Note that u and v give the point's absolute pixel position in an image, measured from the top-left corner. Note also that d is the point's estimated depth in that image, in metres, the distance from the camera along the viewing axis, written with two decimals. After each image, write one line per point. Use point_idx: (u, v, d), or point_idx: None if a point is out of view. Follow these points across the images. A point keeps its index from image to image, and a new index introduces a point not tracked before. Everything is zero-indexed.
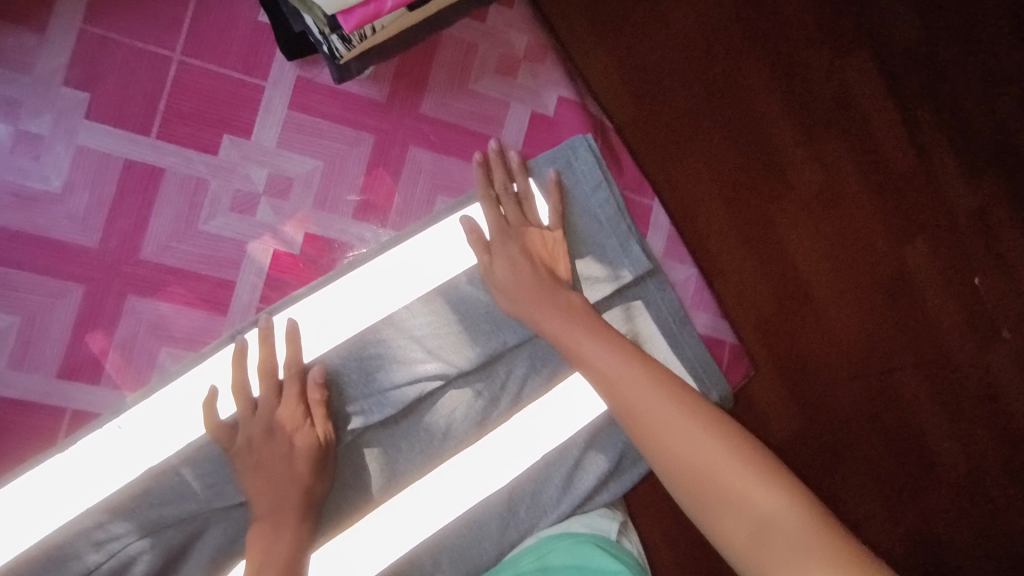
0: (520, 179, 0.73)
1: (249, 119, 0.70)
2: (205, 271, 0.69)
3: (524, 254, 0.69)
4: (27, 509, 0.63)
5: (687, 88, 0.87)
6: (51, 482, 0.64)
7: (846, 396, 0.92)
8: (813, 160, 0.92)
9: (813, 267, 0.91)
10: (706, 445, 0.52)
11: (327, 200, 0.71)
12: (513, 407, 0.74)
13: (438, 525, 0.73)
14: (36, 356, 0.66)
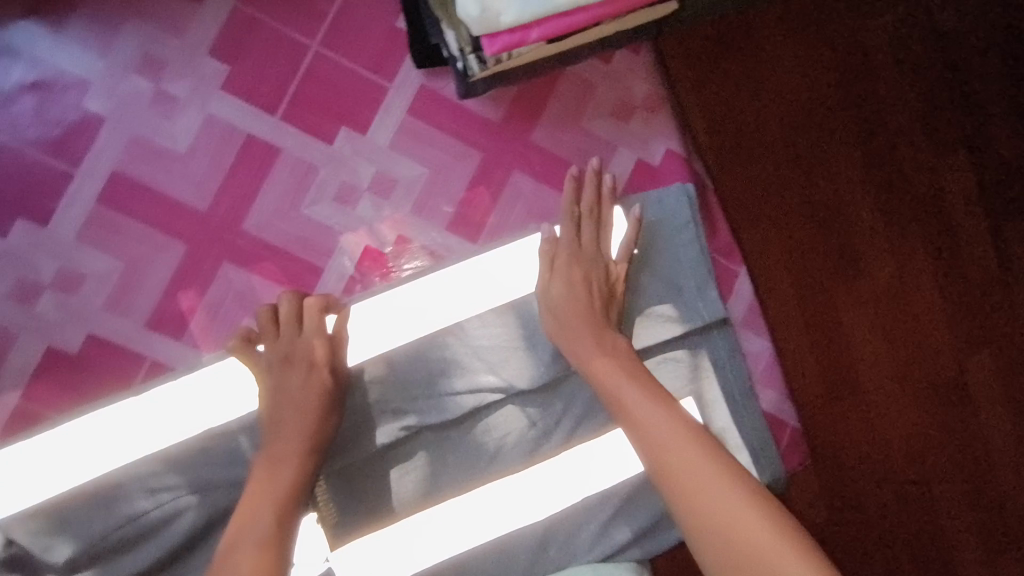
0: (603, 210, 0.74)
1: (369, 116, 0.72)
2: (299, 253, 0.71)
3: (584, 283, 0.70)
4: (94, 445, 0.66)
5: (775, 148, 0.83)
6: (119, 423, 0.66)
7: (879, 499, 0.88)
8: (892, 252, 0.87)
9: (869, 359, 0.88)
10: (744, 516, 0.54)
11: (424, 207, 0.73)
12: (566, 442, 0.75)
13: (471, 544, 0.73)
14: (128, 303, 0.68)
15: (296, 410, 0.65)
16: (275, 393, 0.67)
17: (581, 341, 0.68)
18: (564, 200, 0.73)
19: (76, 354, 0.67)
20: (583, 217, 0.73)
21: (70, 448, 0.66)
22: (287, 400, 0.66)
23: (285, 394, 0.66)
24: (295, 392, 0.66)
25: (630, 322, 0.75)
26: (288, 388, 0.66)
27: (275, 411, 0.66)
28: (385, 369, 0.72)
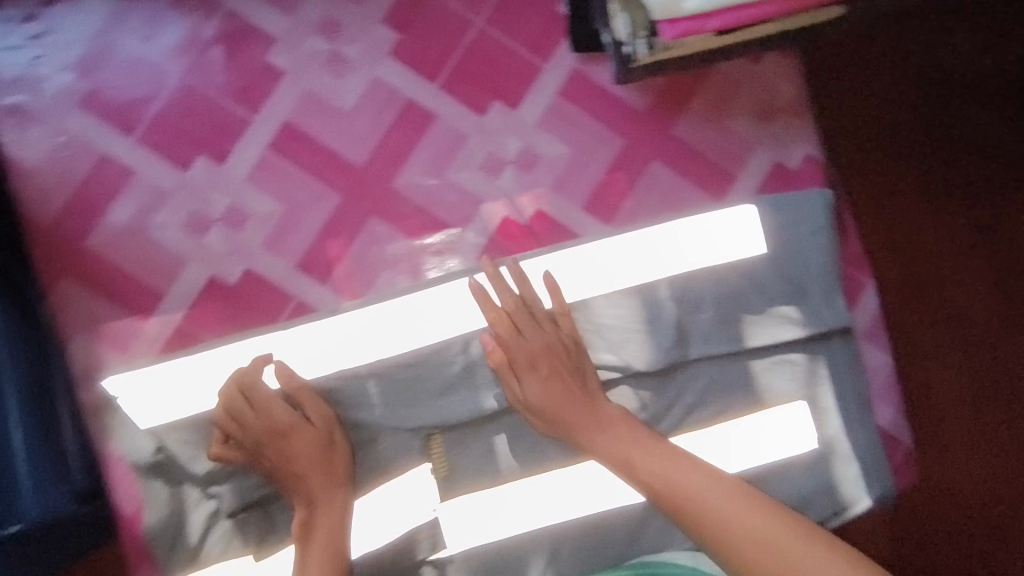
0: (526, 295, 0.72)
1: (521, 92, 0.75)
2: (442, 216, 0.74)
3: (553, 374, 0.70)
4: (239, 372, 0.71)
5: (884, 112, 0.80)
6: (263, 354, 0.71)
7: (971, 554, 0.81)
8: (1004, 265, 0.81)
9: (983, 399, 0.81)
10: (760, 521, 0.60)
11: (564, 185, 0.76)
12: (675, 428, 0.77)
13: (572, 516, 0.75)
14: (283, 245, 0.73)
15: (296, 453, 0.69)
16: (266, 451, 0.69)
17: (586, 426, 0.69)
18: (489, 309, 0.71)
19: (234, 286, 0.73)
20: (520, 318, 0.71)
21: (217, 371, 0.71)
22: (278, 450, 0.69)
23: (283, 445, 0.69)
24: (288, 443, 0.69)
25: (751, 320, 0.77)
26: (279, 445, 0.69)
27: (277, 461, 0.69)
28: (374, 417, 0.72)
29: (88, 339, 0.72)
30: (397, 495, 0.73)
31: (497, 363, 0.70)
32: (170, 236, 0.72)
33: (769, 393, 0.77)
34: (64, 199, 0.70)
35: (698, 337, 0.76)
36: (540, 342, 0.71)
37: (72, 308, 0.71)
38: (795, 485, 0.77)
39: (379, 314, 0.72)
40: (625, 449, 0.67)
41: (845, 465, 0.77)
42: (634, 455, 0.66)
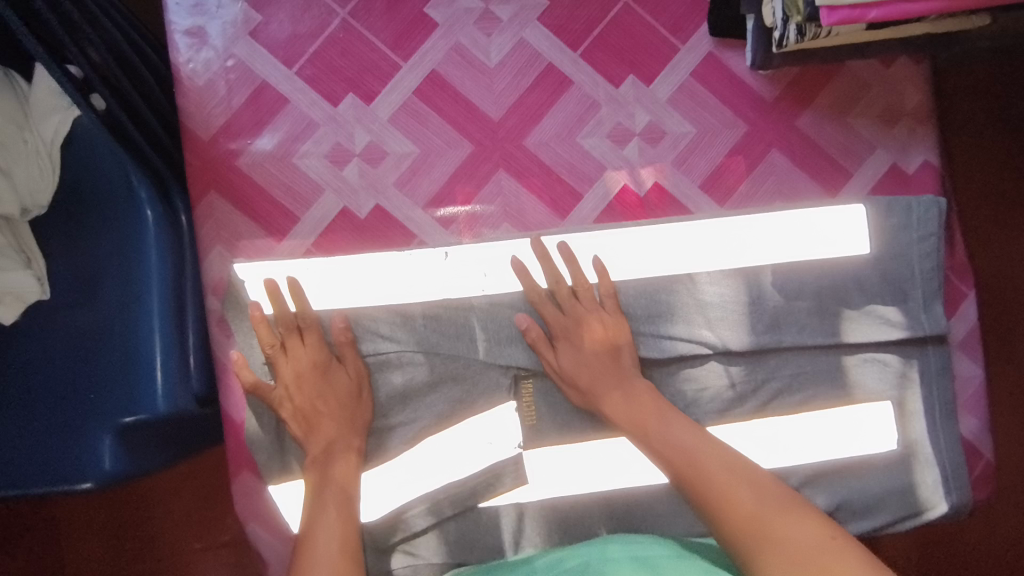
0: (575, 279, 0.77)
1: (656, 70, 0.79)
2: (566, 177, 0.78)
3: (588, 347, 0.76)
4: (356, 287, 0.76)
5: (998, 136, 0.98)
6: (378, 278, 0.76)
7: None
8: None
9: None
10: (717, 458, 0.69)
11: (684, 162, 0.79)
12: (758, 411, 0.79)
13: (649, 482, 0.78)
14: (413, 185, 0.77)
15: (327, 399, 0.75)
16: (304, 388, 0.76)
17: (611, 390, 0.75)
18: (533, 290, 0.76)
19: (363, 219, 0.77)
20: (562, 298, 0.77)
21: (338, 286, 0.76)
22: (316, 390, 0.76)
23: (317, 390, 0.76)
24: (322, 390, 0.76)
25: (849, 316, 0.78)
26: (311, 388, 0.76)
27: (311, 404, 0.76)
28: (401, 379, 0.77)
29: (223, 252, 0.75)
30: (486, 435, 0.77)
31: (531, 336, 0.75)
32: (311, 164, 0.76)
33: (858, 388, 0.79)
34: (222, 118, 0.75)
35: (792, 325, 0.78)
36: (571, 324, 0.77)
37: (212, 221, 0.75)
38: (869, 480, 0.79)
39: (492, 254, 0.77)
40: (661, 433, 0.72)
41: (926, 469, 0.79)
42: (669, 441, 0.71)
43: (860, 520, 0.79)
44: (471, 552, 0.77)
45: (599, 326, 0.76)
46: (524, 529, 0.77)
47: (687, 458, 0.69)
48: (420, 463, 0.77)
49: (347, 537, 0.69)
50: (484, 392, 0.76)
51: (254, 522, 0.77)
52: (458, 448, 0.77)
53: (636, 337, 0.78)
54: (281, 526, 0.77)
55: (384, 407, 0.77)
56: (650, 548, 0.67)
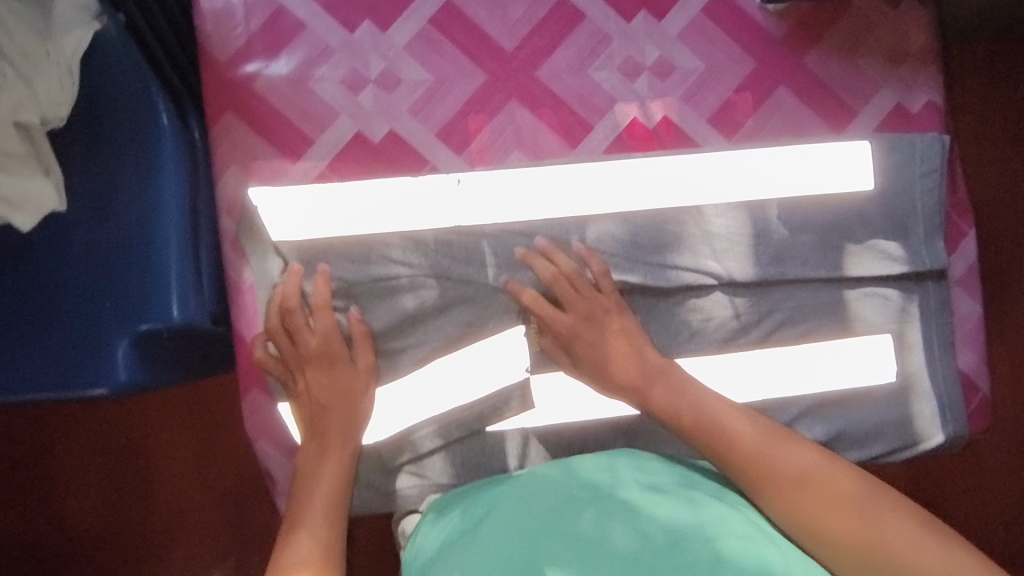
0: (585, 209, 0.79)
1: (667, 5, 0.80)
2: (577, 108, 0.79)
3: (593, 326, 0.77)
4: (369, 210, 0.76)
5: (1002, 87, 1.00)
6: (393, 201, 0.77)
7: None
8: None
9: None
10: (713, 411, 0.72)
11: (693, 97, 0.80)
12: (761, 341, 0.81)
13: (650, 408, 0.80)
14: (427, 113, 0.78)
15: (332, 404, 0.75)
16: (314, 390, 0.77)
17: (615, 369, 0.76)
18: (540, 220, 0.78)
19: (377, 143, 0.78)
20: (571, 227, 0.78)
21: (348, 210, 0.76)
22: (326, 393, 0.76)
23: (325, 394, 0.76)
24: (328, 393, 0.76)
25: (851, 251, 0.80)
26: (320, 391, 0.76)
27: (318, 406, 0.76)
28: (412, 303, 0.77)
29: (238, 173, 0.76)
30: (493, 359, 0.79)
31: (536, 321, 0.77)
32: (327, 89, 0.77)
33: (858, 321, 0.81)
34: (238, 41, 0.76)
35: (795, 258, 0.80)
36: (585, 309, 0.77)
37: (227, 142, 0.76)
38: (866, 410, 0.82)
39: (503, 182, 0.78)
40: (667, 402, 0.73)
41: (924, 402, 0.81)
42: (676, 410, 0.73)
43: (859, 447, 0.82)
44: (478, 473, 0.79)
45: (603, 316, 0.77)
46: (529, 451, 0.79)
47: (695, 427, 0.71)
48: (428, 386, 0.79)
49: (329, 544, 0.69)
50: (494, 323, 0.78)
51: (264, 438, 0.80)
52: (466, 373, 0.79)
53: (643, 266, 0.79)
54: (291, 444, 0.80)
55: (393, 330, 0.78)
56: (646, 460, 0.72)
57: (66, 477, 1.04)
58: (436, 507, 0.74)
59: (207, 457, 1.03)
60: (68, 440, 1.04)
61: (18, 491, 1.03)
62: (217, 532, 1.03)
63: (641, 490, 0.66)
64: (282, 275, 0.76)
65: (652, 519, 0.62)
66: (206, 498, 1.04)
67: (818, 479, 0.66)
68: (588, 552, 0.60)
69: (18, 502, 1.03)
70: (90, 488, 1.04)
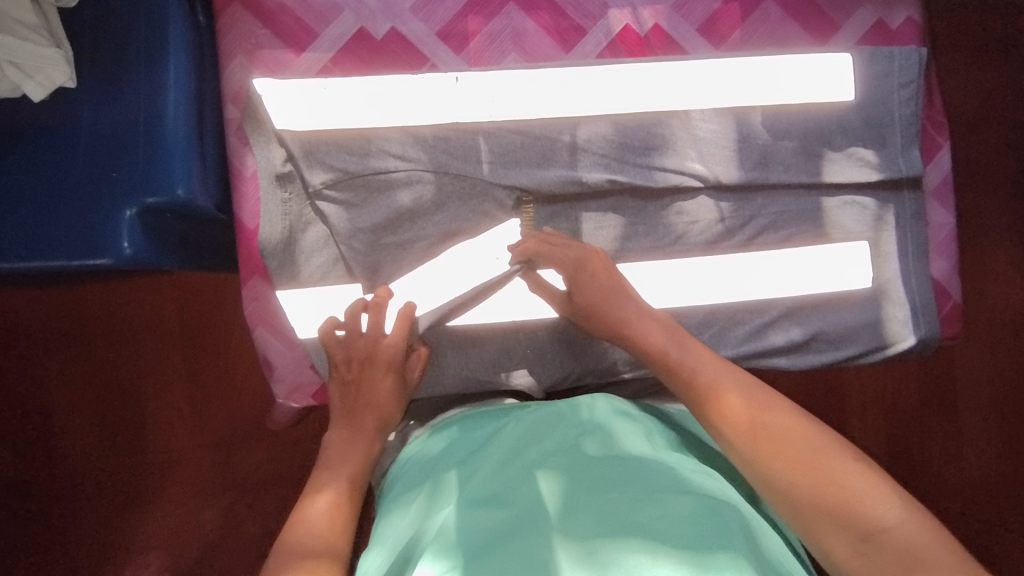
0: (577, 110, 0.81)
1: None
2: (572, 13, 0.83)
3: (579, 268, 0.75)
4: (367, 101, 0.78)
5: (980, 24, 1.05)
6: (391, 93, 0.79)
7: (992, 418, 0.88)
8: None
9: None
10: (675, 349, 0.69)
11: (684, 7, 0.84)
12: (745, 244, 0.83)
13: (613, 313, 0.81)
14: (429, 12, 0.81)
15: (377, 402, 0.74)
16: (364, 386, 0.75)
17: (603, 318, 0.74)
18: (534, 119, 0.81)
19: (378, 40, 0.81)
20: (564, 127, 0.81)
21: (347, 100, 0.78)
22: (373, 394, 0.75)
23: (376, 391, 0.75)
24: (380, 395, 0.74)
25: (831, 158, 0.83)
26: (372, 389, 0.75)
27: (364, 400, 0.75)
28: (409, 198, 0.78)
29: (244, 63, 0.79)
30: (484, 262, 0.79)
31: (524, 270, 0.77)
32: None
33: (837, 228, 0.84)
34: None
35: (778, 164, 0.83)
36: (568, 268, 0.75)
37: (235, 32, 0.79)
38: (844, 313, 0.84)
39: (498, 79, 0.80)
40: (643, 334, 0.71)
41: (896, 307, 0.83)
42: (649, 341, 0.70)
43: (839, 348, 0.84)
44: (469, 364, 0.81)
45: (583, 276, 0.74)
46: (516, 347, 0.82)
47: (665, 362, 0.68)
48: (426, 280, 0.80)
49: (331, 521, 0.66)
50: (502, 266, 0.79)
51: (262, 327, 0.81)
52: (460, 275, 0.79)
53: (633, 167, 0.82)
54: (289, 333, 0.81)
55: (390, 224, 0.79)
56: (625, 404, 0.72)
57: (64, 395, 1.03)
58: (434, 431, 0.77)
59: (216, 385, 1.04)
60: (76, 357, 1.04)
61: (16, 406, 1.03)
62: (215, 463, 1.04)
63: (631, 429, 0.65)
64: (285, 163, 0.77)
65: (632, 446, 0.61)
66: (211, 426, 1.04)
67: (770, 424, 0.60)
68: (561, 458, 0.58)
69: (17, 417, 1.03)
70: (87, 408, 1.03)
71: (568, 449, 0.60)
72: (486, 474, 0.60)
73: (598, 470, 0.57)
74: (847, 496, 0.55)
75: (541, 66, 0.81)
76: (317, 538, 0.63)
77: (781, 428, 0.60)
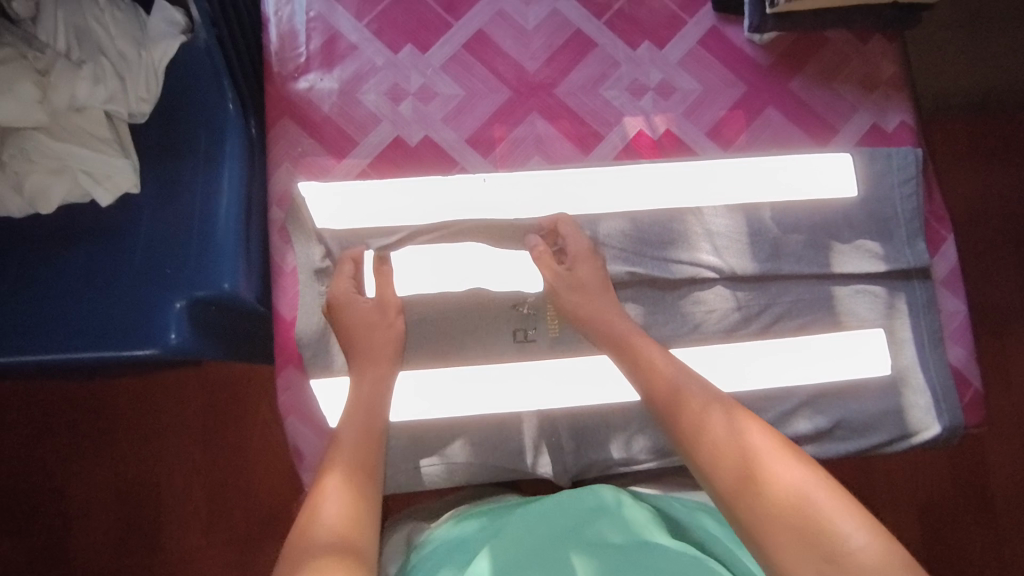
0: (597, 207, 0.87)
1: (667, 37, 0.94)
2: (590, 121, 0.91)
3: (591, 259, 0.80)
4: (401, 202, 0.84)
5: (973, 125, 1.11)
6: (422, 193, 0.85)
7: None
8: None
9: None
10: (665, 366, 0.70)
11: (693, 114, 0.92)
12: (762, 332, 0.85)
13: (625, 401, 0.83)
14: (459, 121, 0.89)
15: (365, 326, 0.76)
16: (350, 314, 0.77)
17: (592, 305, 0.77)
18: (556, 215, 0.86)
19: (412, 146, 0.88)
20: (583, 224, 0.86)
21: (381, 199, 0.84)
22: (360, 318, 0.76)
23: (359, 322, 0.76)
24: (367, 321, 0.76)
25: (839, 250, 0.87)
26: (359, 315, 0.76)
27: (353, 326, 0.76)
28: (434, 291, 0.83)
29: (290, 168, 0.86)
30: (499, 267, 0.84)
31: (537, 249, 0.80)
32: (371, 99, 0.88)
33: (851, 317, 0.86)
34: (298, 59, 0.88)
35: (789, 256, 0.87)
36: (578, 251, 0.80)
37: (283, 142, 0.86)
38: (864, 400, 0.84)
39: (521, 178, 0.86)
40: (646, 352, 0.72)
41: (917, 394, 0.84)
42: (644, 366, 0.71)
43: (864, 437, 0.84)
44: (495, 455, 0.82)
45: (587, 255, 0.80)
46: (544, 439, 0.82)
47: (650, 380, 0.69)
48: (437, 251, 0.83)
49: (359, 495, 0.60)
50: (534, 347, 0.84)
51: (295, 416, 0.82)
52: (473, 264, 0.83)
53: (652, 261, 0.86)
54: (320, 420, 0.82)
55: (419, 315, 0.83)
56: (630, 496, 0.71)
57: (84, 486, 1.04)
58: (459, 520, 0.76)
59: (238, 470, 1.05)
60: (98, 447, 1.05)
61: (37, 497, 1.03)
62: (232, 553, 1.03)
63: (647, 514, 0.67)
64: (324, 260, 0.82)
65: (649, 530, 0.64)
66: (231, 513, 1.04)
67: (769, 465, 0.57)
68: (580, 545, 0.62)
69: (37, 509, 1.03)
70: (106, 498, 1.04)
71: (588, 539, 0.63)
72: (502, 552, 0.61)
73: (617, 556, 0.60)
74: (819, 518, 0.52)
75: (561, 166, 0.88)
76: (340, 523, 0.57)
77: (768, 457, 0.58)
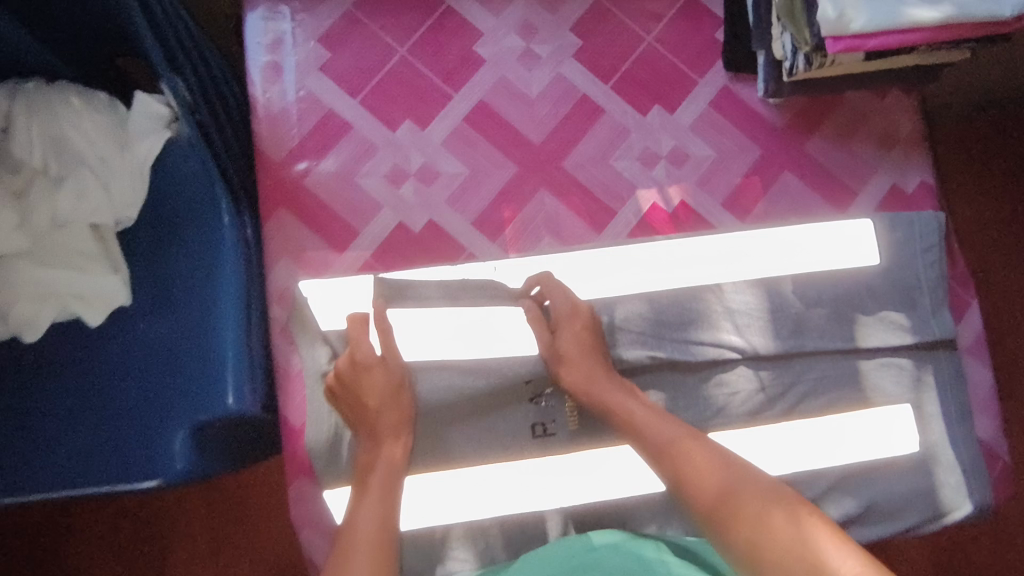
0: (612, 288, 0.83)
1: (678, 100, 0.89)
2: (601, 195, 0.87)
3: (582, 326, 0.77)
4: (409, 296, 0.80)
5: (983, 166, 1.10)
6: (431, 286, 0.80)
7: None
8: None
9: None
10: (679, 438, 0.69)
11: (708, 183, 0.88)
12: (787, 413, 0.82)
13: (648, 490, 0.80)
14: (465, 203, 0.84)
15: (376, 399, 0.72)
16: (359, 384, 0.73)
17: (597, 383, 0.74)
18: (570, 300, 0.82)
19: (417, 232, 0.83)
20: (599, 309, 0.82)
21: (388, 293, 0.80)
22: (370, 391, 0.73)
23: (368, 388, 0.73)
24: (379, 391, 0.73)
25: (863, 323, 0.84)
26: (370, 386, 0.73)
27: (362, 400, 0.73)
28: (448, 389, 0.79)
29: (289, 264, 0.81)
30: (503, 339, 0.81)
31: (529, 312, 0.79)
32: (371, 183, 0.84)
33: (877, 393, 0.83)
34: (292, 142, 0.83)
35: (813, 332, 0.84)
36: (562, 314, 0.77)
37: (280, 235, 0.81)
38: (893, 482, 0.82)
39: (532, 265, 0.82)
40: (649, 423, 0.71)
41: (947, 472, 0.82)
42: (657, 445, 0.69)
43: (894, 519, 0.82)
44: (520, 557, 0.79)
45: (569, 317, 0.77)
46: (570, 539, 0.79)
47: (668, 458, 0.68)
48: (442, 331, 0.80)
49: None
50: (554, 441, 0.80)
51: (309, 528, 0.78)
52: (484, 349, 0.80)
53: (673, 344, 0.82)
54: (333, 528, 0.78)
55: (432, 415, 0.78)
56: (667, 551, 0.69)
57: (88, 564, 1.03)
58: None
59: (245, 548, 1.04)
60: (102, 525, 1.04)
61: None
62: None
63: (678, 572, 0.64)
64: (331, 361, 0.76)
65: None
66: None
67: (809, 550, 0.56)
68: None
69: None
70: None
71: None
72: None
73: None
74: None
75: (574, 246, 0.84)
76: None
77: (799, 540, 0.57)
